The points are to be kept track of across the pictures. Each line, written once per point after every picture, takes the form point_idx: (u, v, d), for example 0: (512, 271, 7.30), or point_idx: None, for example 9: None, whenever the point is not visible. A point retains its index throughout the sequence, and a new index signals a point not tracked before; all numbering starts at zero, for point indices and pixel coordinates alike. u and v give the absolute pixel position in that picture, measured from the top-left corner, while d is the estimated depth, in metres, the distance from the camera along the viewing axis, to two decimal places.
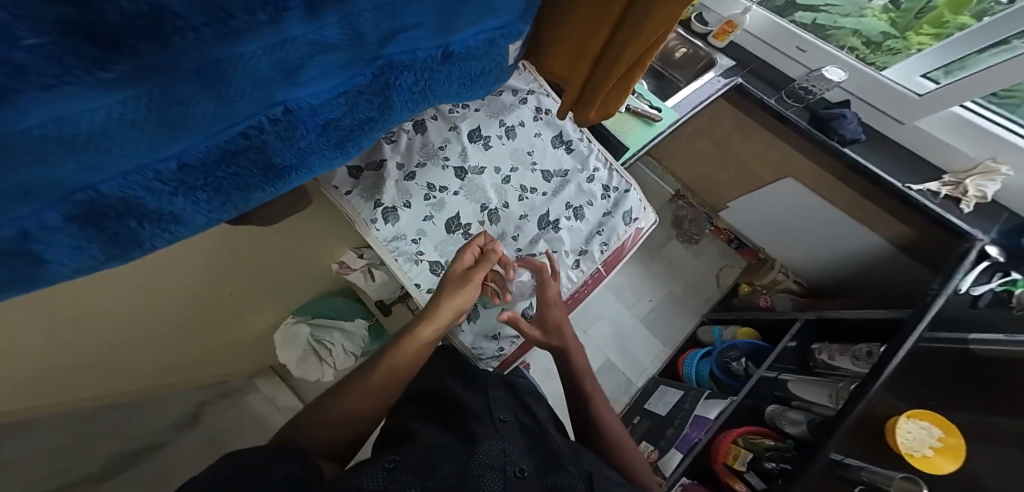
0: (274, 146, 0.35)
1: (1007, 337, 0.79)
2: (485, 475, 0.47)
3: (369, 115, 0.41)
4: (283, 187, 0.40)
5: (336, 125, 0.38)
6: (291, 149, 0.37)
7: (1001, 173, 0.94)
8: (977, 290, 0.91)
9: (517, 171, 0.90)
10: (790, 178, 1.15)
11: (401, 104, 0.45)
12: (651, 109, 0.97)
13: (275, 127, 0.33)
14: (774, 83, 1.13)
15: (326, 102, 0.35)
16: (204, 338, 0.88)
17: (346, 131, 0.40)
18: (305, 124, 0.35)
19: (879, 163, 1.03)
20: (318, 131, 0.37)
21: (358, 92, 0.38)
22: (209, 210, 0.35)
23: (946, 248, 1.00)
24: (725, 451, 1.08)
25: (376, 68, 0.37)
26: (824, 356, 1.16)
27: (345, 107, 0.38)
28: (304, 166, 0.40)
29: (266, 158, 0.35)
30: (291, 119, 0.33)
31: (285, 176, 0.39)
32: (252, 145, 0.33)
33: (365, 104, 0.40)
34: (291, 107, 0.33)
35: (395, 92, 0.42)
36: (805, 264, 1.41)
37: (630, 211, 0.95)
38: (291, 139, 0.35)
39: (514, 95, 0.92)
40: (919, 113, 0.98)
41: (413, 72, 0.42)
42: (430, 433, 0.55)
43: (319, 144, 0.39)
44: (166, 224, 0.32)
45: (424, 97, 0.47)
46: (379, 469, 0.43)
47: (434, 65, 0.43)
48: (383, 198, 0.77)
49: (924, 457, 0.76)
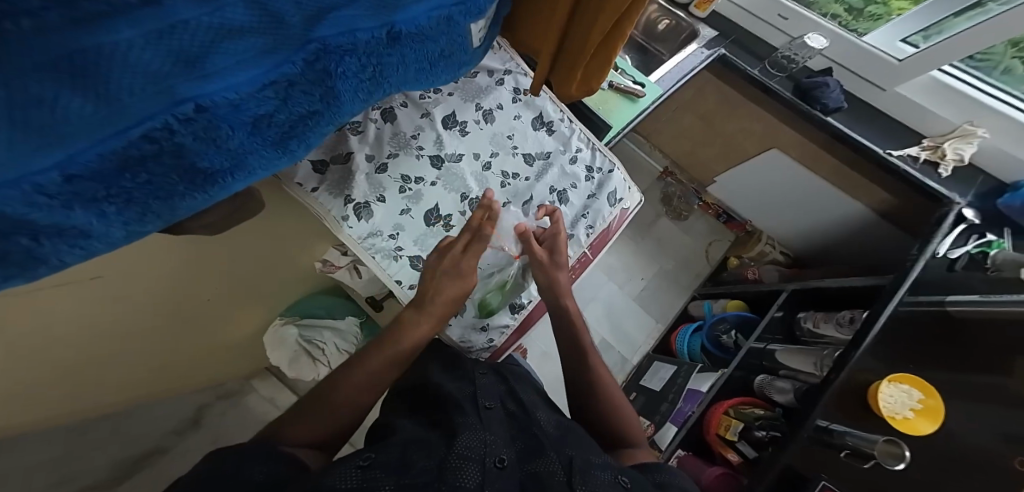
0: (196, 148, 0.29)
1: (983, 299, 0.80)
2: (463, 467, 0.45)
3: (309, 109, 0.36)
4: (221, 192, 0.35)
5: (269, 122, 0.34)
6: (219, 151, 0.31)
7: (978, 135, 0.94)
8: (954, 253, 0.90)
9: (497, 157, 0.87)
10: (774, 150, 1.14)
11: (350, 96, 0.40)
12: (635, 85, 0.95)
13: (188, 127, 0.28)
14: (757, 54, 1.11)
15: (249, 96, 0.30)
16: (185, 343, 0.85)
17: (284, 127, 0.36)
18: (228, 120, 0.30)
19: (862, 131, 1.02)
20: (246, 129, 0.32)
21: (289, 83, 0.33)
22: (127, 220, 0.30)
23: (926, 212, 1.01)
24: (717, 422, 1.11)
25: (308, 55, 0.32)
26: (810, 324, 1.18)
27: (277, 101, 0.33)
28: (241, 169, 0.35)
29: (187, 163, 0.30)
30: (207, 117, 0.28)
31: (220, 181, 0.34)
32: (162, 147, 0.27)
33: (302, 97, 0.35)
34: (206, 104, 0.27)
35: (340, 82, 0.37)
36: (791, 235, 1.42)
37: (615, 192, 0.94)
38: (216, 139, 0.30)
39: (490, 76, 0.88)
40: (900, 78, 0.97)
41: (357, 56, 0.37)
42: (410, 429, 0.54)
43: (254, 142, 0.34)
44: (81, 238, 0.28)
45: (377, 85, 0.42)
46: (352, 469, 0.43)
47: (380, 48, 0.39)
48: (354, 194, 0.74)
49: (905, 419, 0.78)
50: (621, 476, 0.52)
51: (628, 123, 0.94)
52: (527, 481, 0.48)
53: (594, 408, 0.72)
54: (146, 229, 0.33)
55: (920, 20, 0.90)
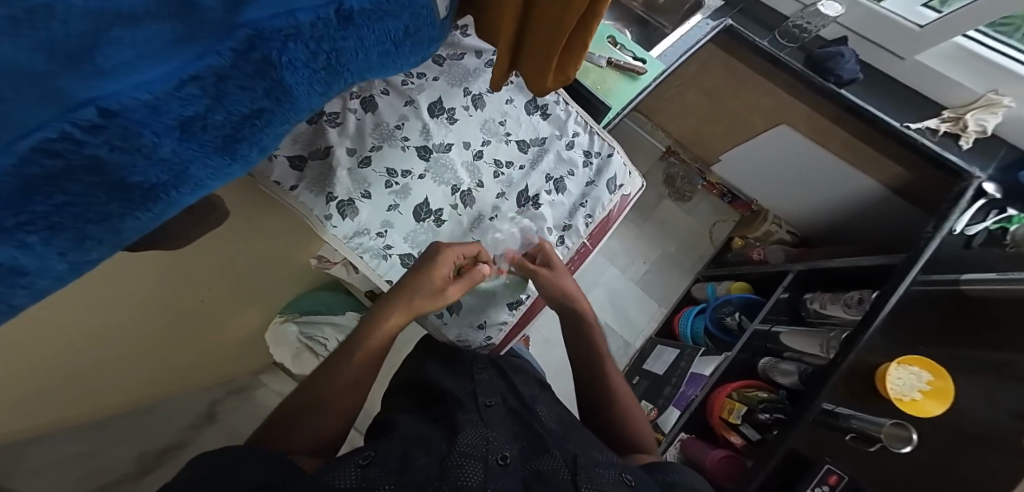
0: (117, 160, 0.25)
1: (999, 277, 0.75)
2: (465, 465, 0.43)
3: (250, 107, 0.31)
4: (169, 212, 0.30)
5: (204, 124, 0.29)
6: (151, 162, 0.27)
7: (1003, 104, 0.89)
8: (973, 229, 0.86)
9: (489, 145, 0.83)
10: (784, 125, 1.09)
11: (303, 88, 0.35)
12: (635, 62, 0.89)
13: (99, 137, 0.23)
14: (766, 24, 1.04)
15: (169, 96, 0.26)
16: (185, 350, 0.84)
17: (225, 130, 0.31)
18: (149, 127, 0.26)
19: (876, 103, 0.97)
20: (174, 135, 0.28)
21: (218, 78, 0.28)
22: (63, 250, 0.26)
23: (943, 187, 0.96)
24: (721, 406, 1.10)
25: (238, 43, 0.28)
26: (816, 306, 1.15)
27: (207, 99, 0.28)
28: (184, 181, 0.30)
29: (110, 178, 0.25)
30: (121, 124, 0.24)
31: (162, 196, 0.29)
32: (70, 163, 0.23)
33: (239, 93, 0.30)
34: (114, 107, 0.23)
35: (286, 72, 0.32)
36: (799, 214, 1.38)
37: (614, 178, 0.89)
38: (141, 147, 0.26)
39: (479, 57, 0.84)
40: (921, 46, 0.91)
41: (302, 42, 0.32)
42: (411, 425, 0.52)
43: (190, 149, 0.29)
44: (14, 275, 0.24)
45: (334, 73, 0.38)
46: (352, 467, 0.40)
47: (332, 31, 0.34)
48: (336, 191, 0.71)
49: (914, 401, 0.76)
50: (625, 474, 0.49)
51: (627, 103, 0.89)
52: (531, 480, 0.45)
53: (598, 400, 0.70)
54: (95, 259, 0.28)
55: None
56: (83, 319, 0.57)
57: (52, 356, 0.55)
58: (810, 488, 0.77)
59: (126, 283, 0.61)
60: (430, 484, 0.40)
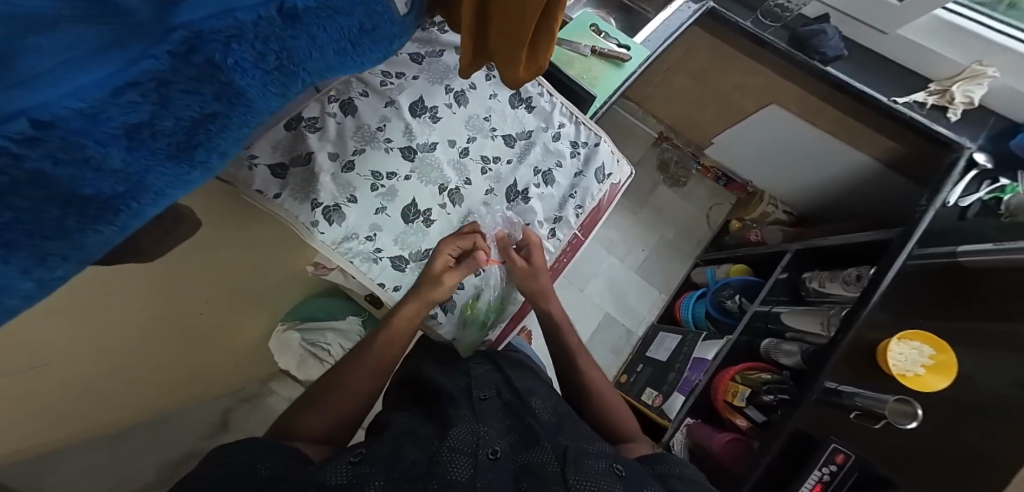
0: (62, 173, 0.22)
1: (996, 247, 0.75)
2: (454, 460, 0.42)
3: (201, 111, 0.28)
4: (132, 226, 0.27)
5: (152, 131, 0.26)
6: (97, 174, 0.24)
7: (988, 75, 0.87)
8: (966, 201, 0.85)
9: (474, 141, 0.82)
10: (773, 105, 1.08)
11: (258, 92, 0.32)
12: (618, 48, 0.88)
13: (37, 150, 0.20)
14: (749, 4, 1.02)
15: (105, 103, 0.23)
16: (183, 364, 0.82)
17: (178, 136, 0.28)
18: (90, 135, 0.23)
19: (863, 79, 0.96)
20: (121, 144, 0.25)
21: (159, 83, 0.25)
22: (25, 267, 0.23)
23: (936, 159, 0.95)
24: (724, 389, 1.11)
25: (176, 46, 0.24)
26: (815, 284, 1.15)
27: (149, 106, 0.25)
28: (142, 191, 0.27)
29: (58, 192, 0.22)
30: (60, 135, 0.21)
31: (122, 207, 0.26)
32: (14, 179, 0.20)
33: (187, 98, 0.27)
34: (47, 118, 0.20)
35: (236, 75, 0.29)
36: (795, 192, 1.37)
37: (602, 168, 0.89)
38: (85, 158, 0.23)
39: (459, 53, 0.83)
40: (902, 19, 0.89)
41: (248, 44, 0.29)
42: (404, 424, 0.52)
43: (141, 157, 0.26)
44: None
45: (289, 74, 0.34)
46: (343, 464, 0.41)
47: (279, 31, 0.31)
48: (321, 197, 0.70)
49: (916, 376, 0.77)
50: (615, 464, 0.48)
51: (613, 92, 0.88)
52: (520, 473, 0.45)
53: (579, 395, 0.70)
54: (61, 274, 0.25)
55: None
56: (82, 326, 0.55)
57: (53, 379, 0.54)
58: (818, 465, 0.77)
59: (126, 290, 0.59)
60: (418, 479, 0.39)
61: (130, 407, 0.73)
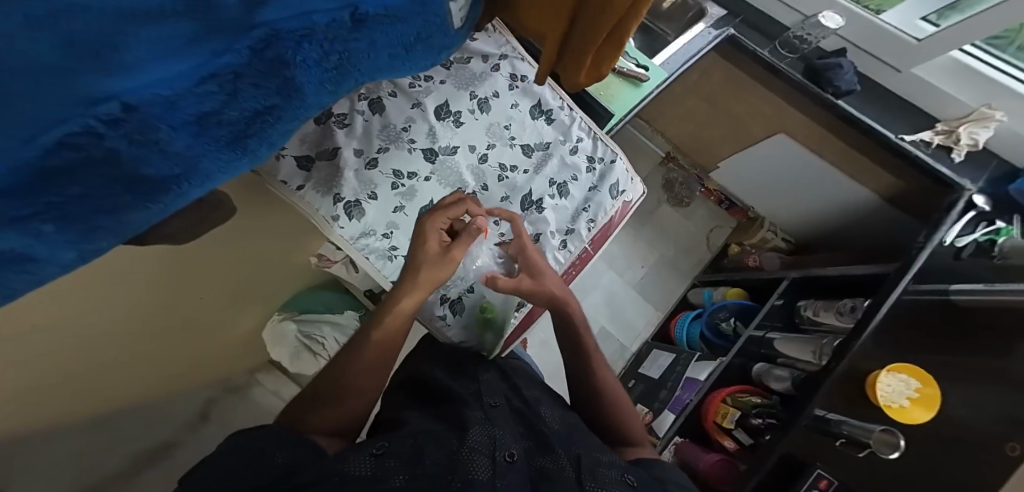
0: (132, 154, 0.23)
1: (987, 288, 0.78)
2: (473, 460, 0.43)
3: (262, 104, 0.29)
4: (174, 205, 0.28)
5: (217, 119, 0.27)
6: (162, 156, 0.24)
7: (995, 119, 0.90)
8: (961, 240, 0.87)
9: (494, 148, 0.83)
10: (782, 134, 1.10)
11: (313, 88, 0.33)
12: (638, 68, 0.90)
13: (117, 130, 0.20)
14: (767, 34, 1.05)
15: (186, 92, 0.23)
16: (182, 346, 0.82)
17: (238, 125, 0.29)
18: (168, 121, 0.23)
19: (872, 115, 0.98)
20: (189, 129, 0.25)
21: (235, 75, 0.26)
22: (73, 240, 0.24)
23: (937, 197, 0.97)
24: (715, 410, 1.12)
25: (255, 42, 0.25)
26: (810, 312, 1.17)
27: (222, 95, 0.26)
28: (194, 175, 0.28)
29: (122, 173, 0.23)
30: (140, 118, 0.21)
31: (172, 188, 0.27)
32: (90, 156, 0.20)
33: (253, 90, 0.28)
34: (134, 102, 0.20)
35: (298, 72, 0.31)
36: (794, 221, 1.40)
37: (617, 184, 0.90)
38: (156, 141, 0.23)
39: (485, 61, 0.84)
40: (917, 59, 0.92)
41: (317, 43, 0.30)
42: (421, 423, 0.52)
43: (202, 143, 0.27)
44: (23, 263, 0.22)
45: (342, 74, 0.36)
46: (367, 457, 0.42)
47: (344, 33, 0.32)
48: (344, 191, 0.71)
49: (901, 408, 0.79)
50: (626, 474, 0.50)
51: (629, 110, 0.90)
52: (536, 478, 0.46)
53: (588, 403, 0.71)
54: (101, 248, 0.26)
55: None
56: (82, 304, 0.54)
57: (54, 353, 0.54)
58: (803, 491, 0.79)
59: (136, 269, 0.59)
60: (444, 479, 0.40)
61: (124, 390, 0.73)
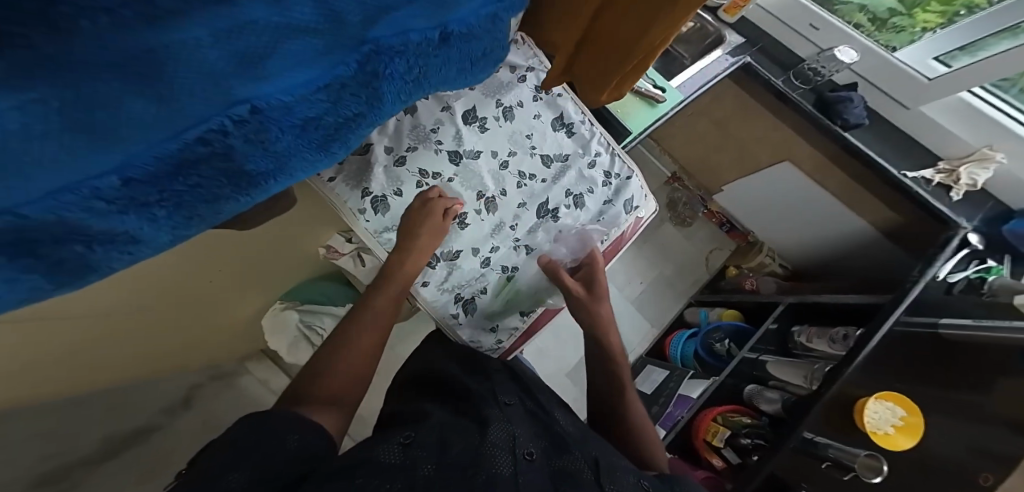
0: (244, 150, 0.28)
1: (974, 324, 0.81)
2: (495, 456, 0.45)
3: (353, 111, 0.36)
4: (262, 199, 0.34)
5: (316, 124, 0.33)
6: (266, 154, 0.30)
7: (995, 160, 0.94)
8: (954, 277, 0.90)
9: (515, 156, 0.85)
10: (786, 163, 1.14)
11: (391, 97, 0.39)
12: (654, 89, 0.93)
13: (241, 129, 0.27)
14: (781, 63, 1.09)
15: (302, 99, 0.30)
16: (178, 325, 0.82)
17: (329, 130, 0.35)
18: (280, 124, 0.29)
19: (876, 149, 1.02)
20: (294, 132, 0.31)
21: (340, 86, 0.32)
22: (172, 228, 0.29)
23: (934, 233, 1.01)
24: (706, 428, 1.13)
25: (362, 56, 0.32)
26: (802, 339, 1.19)
27: (326, 103, 0.32)
28: (283, 173, 0.33)
29: (234, 166, 0.29)
30: (260, 120, 0.27)
31: (262, 184, 0.32)
32: (213, 151, 0.26)
33: (350, 100, 0.34)
34: (261, 106, 0.27)
35: (384, 83, 0.36)
36: (793, 249, 1.43)
37: (631, 199, 0.93)
38: (265, 141, 0.29)
39: (512, 72, 0.86)
40: (927, 96, 0.96)
41: (405, 58, 0.36)
42: (440, 414, 0.53)
43: (298, 144, 0.33)
44: (128, 243, 0.26)
45: (417, 86, 0.41)
46: (394, 444, 0.44)
47: (431, 49, 0.39)
48: (373, 186, 0.73)
49: (886, 435, 0.82)
50: (643, 479, 0.50)
51: (644, 130, 0.93)
52: (556, 476, 0.46)
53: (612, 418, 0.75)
54: (191, 234, 0.31)
55: (961, 35, 0.88)
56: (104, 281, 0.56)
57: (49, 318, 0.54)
58: None
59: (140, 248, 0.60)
60: (468, 469, 0.42)
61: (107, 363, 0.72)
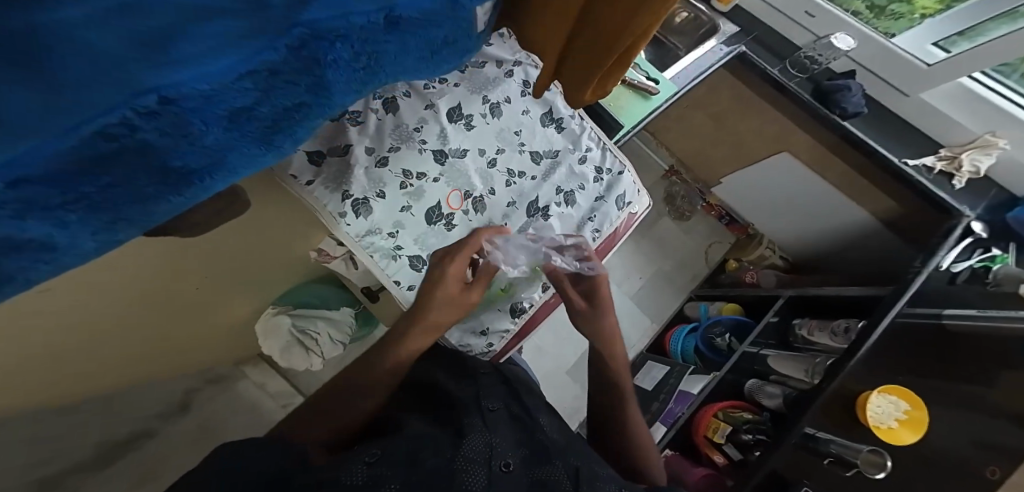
0: (162, 144, 0.23)
1: (980, 314, 0.81)
2: (469, 471, 0.43)
3: (292, 102, 0.29)
4: (198, 196, 0.29)
5: (248, 115, 0.27)
6: (193, 149, 0.25)
7: (999, 146, 0.92)
8: (958, 266, 0.88)
9: (503, 154, 0.83)
10: (785, 153, 1.12)
11: (341, 87, 0.33)
12: (648, 81, 0.91)
13: (154, 122, 0.21)
14: (777, 52, 1.07)
15: (224, 88, 0.24)
16: (167, 330, 0.81)
17: (269, 121, 0.29)
18: (202, 116, 0.24)
19: (876, 138, 1.00)
20: (222, 124, 0.26)
21: (270, 72, 0.25)
22: (93, 228, 0.25)
23: (935, 223, 0.99)
24: (706, 424, 1.12)
25: (293, 41, 0.25)
26: (804, 331, 1.17)
27: (257, 92, 0.26)
28: (221, 167, 0.29)
29: (155, 161, 0.24)
30: (175, 111, 0.22)
31: (196, 182, 0.28)
32: (123, 145, 0.21)
33: (287, 88, 0.28)
34: (173, 96, 0.21)
35: (329, 70, 0.30)
36: (793, 241, 1.41)
37: (623, 195, 0.91)
38: (188, 134, 0.24)
39: (498, 66, 0.85)
40: (926, 83, 0.94)
41: (350, 43, 0.29)
42: (416, 425, 0.52)
43: (232, 137, 0.28)
44: (45, 250, 0.23)
45: (370, 74, 0.35)
46: (361, 465, 0.41)
47: (376, 34, 0.31)
48: (352, 189, 0.71)
49: (890, 429, 0.80)
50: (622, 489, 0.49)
51: (638, 122, 0.91)
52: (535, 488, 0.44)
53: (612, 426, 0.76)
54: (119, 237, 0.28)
55: (961, 20, 0.85)
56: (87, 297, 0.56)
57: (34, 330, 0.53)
58: None
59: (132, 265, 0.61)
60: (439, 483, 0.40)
61: (92, 368, 0.71)
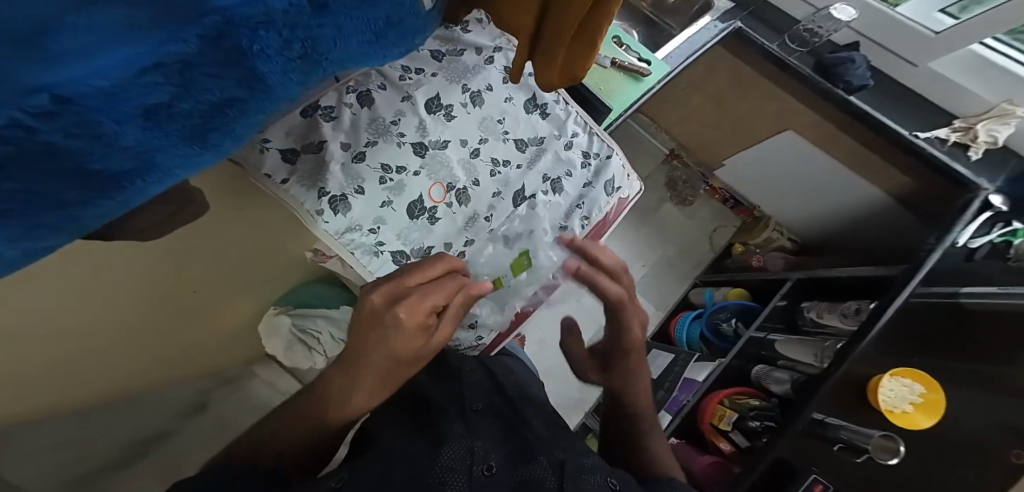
0: (70, 147, 0.22)
1: (999, 290, 0.76)
2: (448, 479, 0.43)
3: (220, 96, 0.28)
4: (128, 198, 0.29)
5: (168, 112, 0.26)
6: (110, 150, 0.25)
7: (1016, 115, 0.87)
8: (976, 242, 0.84)
9: (486, 143, 0.82)
10: (790, 131, 1.07)
11: (277, 78, 0.31)
12: (639, 63, 0.88)
13: (52, 124, 0.20)
14: (776, 27, 1.02)
15: (129, 84, 0.22)
16: (177, 336, 0.82)
17: (194, 119, 0.29)
18: (111, 114, 0.23)
19: (884, 111, 0.95)
20: (137, 123, 0.25)
21: (184, 65, 0.24)
22: (14, 237, 0.24)
23: (950, 199, 0.94)
24: (712, 412, 1.10)
25: (206, 30, 0.23)
26: (813, 315, 1.14)
27: (171, 86, 0.25)
28: (148, 170, 0.28)
29: (70, 165, 0.23)
30: (75, 111, 0.20)
31: (126, 184, 0.27)
32: (21, 149, 0.19)
33: (210, 82, 0.27)
34: (68, 95, 0.19)
35: (258, 61, 0.28)
36: (800, 222, 1.37)
37: (612, 180, 0.89)
38: (100, 134, 0.23)
39: (479, 53, 0.82)
40: (935, 52, 0.89)
41: (276, 30, 0.27)
42: (392, 437, 0.51)
43: (155, 137, 0.27)
44: None
45: (311, 63, 0.34)
46: None
47: (307, 19, 0.30)
48: (328, 186, 0.70)
49: (904, 413, 0.77)
50: (609, 478, 0.49)
51: (629, 106, 0.88)
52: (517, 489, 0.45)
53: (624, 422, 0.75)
54: (49, 244, 0.27)
55: None
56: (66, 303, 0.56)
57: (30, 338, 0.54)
58: None
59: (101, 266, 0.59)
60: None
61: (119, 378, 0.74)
